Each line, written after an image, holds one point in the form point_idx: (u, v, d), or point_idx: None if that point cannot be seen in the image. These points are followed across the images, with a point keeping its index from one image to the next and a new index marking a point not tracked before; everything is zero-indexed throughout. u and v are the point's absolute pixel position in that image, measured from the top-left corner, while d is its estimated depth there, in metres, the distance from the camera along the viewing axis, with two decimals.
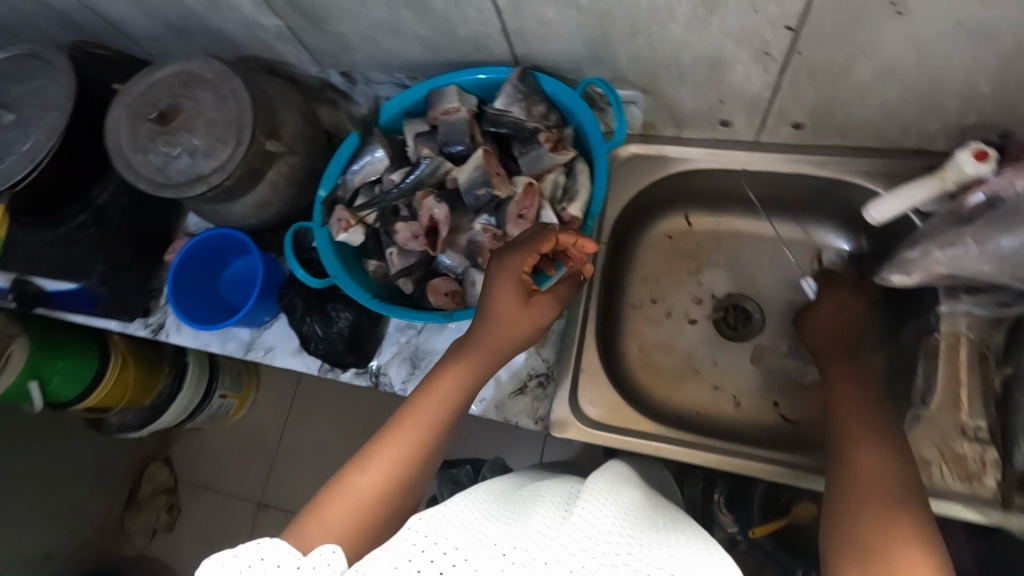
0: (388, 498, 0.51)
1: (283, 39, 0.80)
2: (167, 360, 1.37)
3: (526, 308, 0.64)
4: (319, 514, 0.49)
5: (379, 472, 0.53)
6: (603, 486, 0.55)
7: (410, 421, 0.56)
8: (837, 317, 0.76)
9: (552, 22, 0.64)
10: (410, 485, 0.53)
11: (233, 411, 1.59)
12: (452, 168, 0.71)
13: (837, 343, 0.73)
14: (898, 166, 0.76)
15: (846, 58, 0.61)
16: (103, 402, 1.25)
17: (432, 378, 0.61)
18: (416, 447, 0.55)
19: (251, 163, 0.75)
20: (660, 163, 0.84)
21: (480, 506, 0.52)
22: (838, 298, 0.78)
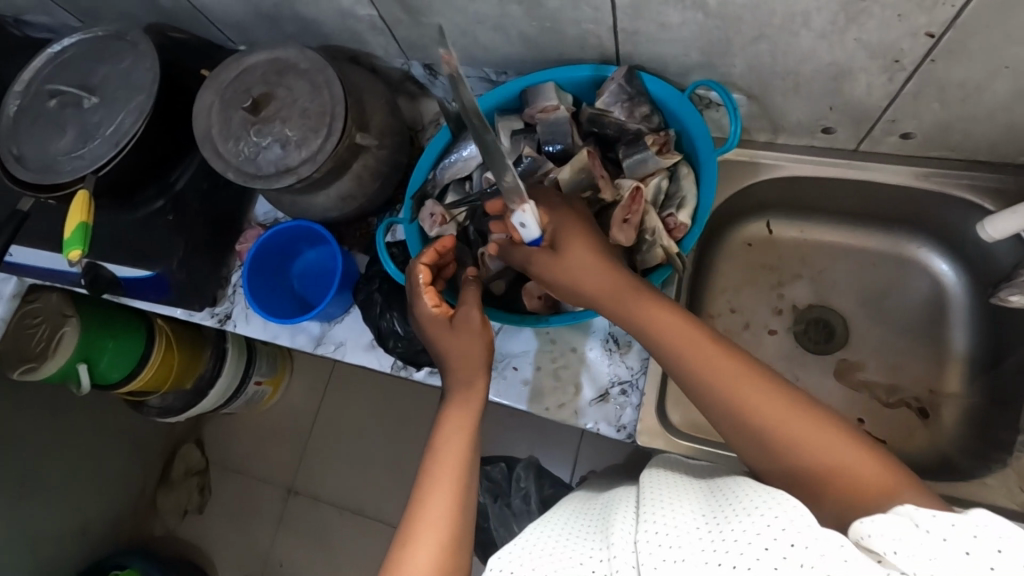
0: (452, 546, 0.52)
1: (373, 30, 0.79)
2: (209, 344, 1.36)
3: (468, 327, 0.62)
4: None
5: (430, 534, 0.53)
6: (661, 497, 0.54)
7: (444, 468, 0.57)
8: (576, 244, 0.60)
9: (673, 24, 0.62)
10: (462, 530, 0.54)
11: (267, 397, 1.58)
12: (552, 168, 0.69)
13: (588, 253, 0.59)
14: (1007, 183, 0.73)
15: (980, 70, 0.59)
16: (147, 384, 1.24)
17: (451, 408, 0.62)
18: (454, 493, 0.55)
19: (341, 155, 0.73)
20: (751, 169, 0.81)
21: (546, 552, 0.52)
22: (572, 232, 0.60)
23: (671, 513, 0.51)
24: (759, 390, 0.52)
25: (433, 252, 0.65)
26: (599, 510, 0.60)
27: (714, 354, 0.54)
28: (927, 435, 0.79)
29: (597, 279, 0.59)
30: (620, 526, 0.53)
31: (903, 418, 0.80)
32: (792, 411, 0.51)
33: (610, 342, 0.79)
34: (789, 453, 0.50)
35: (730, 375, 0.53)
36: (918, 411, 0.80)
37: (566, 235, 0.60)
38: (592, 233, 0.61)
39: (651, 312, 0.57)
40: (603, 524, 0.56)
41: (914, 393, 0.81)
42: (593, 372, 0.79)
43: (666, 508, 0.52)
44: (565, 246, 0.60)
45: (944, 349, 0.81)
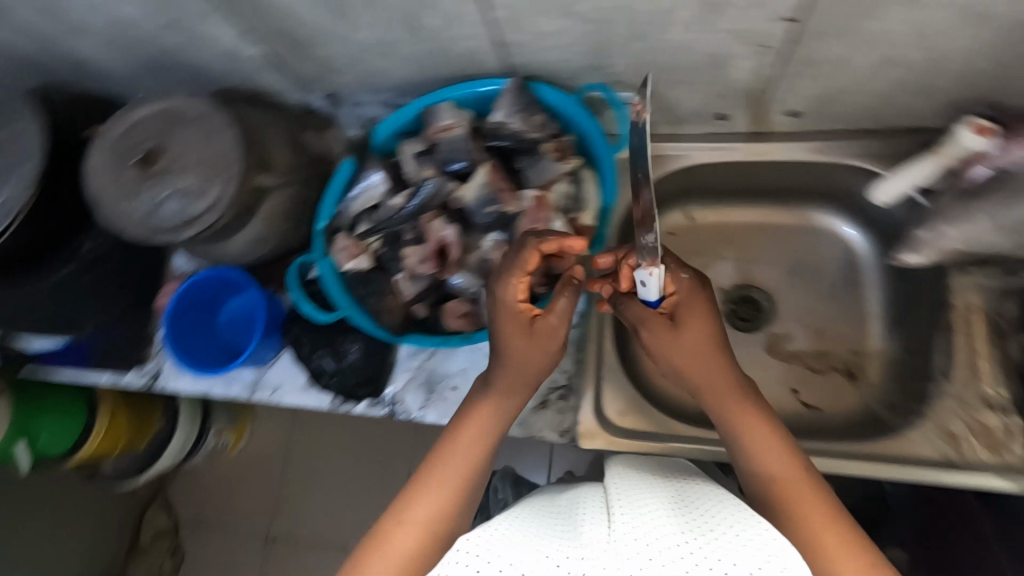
0: (431, 535, 0.54)
1: (264, 67, 0.78)
2: (161, 402, 1.31)
3: (531, 337, 0.60)
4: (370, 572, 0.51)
5: (415, 528, 0.54)
6: (636, 492, 0.56)
7: (433, 482, 0.57)
8: (695, 321, 0.61)
9: (550, 32, 0.63)
10: (444, 527, 0.55)
11: (231, 445, 1.53)
12: (456, 188, 0.70)
13: (697, 348, 0.60)
14: (894, 146, 0.76)
15: (844, 47, 0.61)
16: (96, 452, 1.20)
17: (462, 422, 0.61)
18: (447, 494, 0.57)
19: (245, 198, 0.72)
20: (659, 162, 0.83)
21: (520, 537, 0.53)
22: (693, 316, 0.61)
23: (647, 512, 0.52)
24: (795, 468, 0.55)
25: (556, 245, 0.61)
26: (561, 505, 0.60)
27: (782, 454, 0.55)
28: (855, 394, 0.81)
29: (691, 359, 0.60)
30: (594, 525, 0.54)
31: (833, 382, 0.83)
32: (823, 504, 0.52)
33: None
34: (790, 513, 0.52)
35: (771, 444, 0.56)
36: (845, 372, 0.83)
37: (686, 318, 0.61)
38: (718, 336, 0.61)
39: (722, 376, 0.60)
40: (570, 514, 0.57)
41: (840, 356, 0.84)
42: None
43: (641, 510, 0.53)
44: (682, 321, 0.61)
45: (863, 310, 0.85)
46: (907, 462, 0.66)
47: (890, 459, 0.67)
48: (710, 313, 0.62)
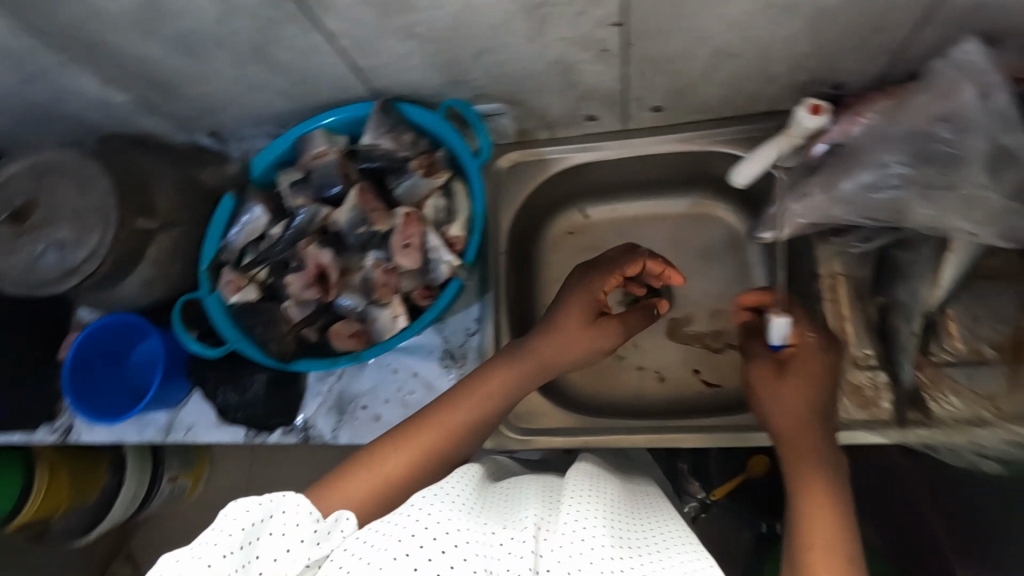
0: (416, 467, 0.61)
1: (139, 112, 0.79)
2: (106, 454, 1.24)
3: (597, 327, 0.72)
4: (348, 479, 0.59)
5: (402, 456, 0.61)
6: (585, 487, 0.57)
7: (432, 420, 0.65)
8: (790, 391, 0.64)
9: (400, 54, 0.66)
10: (430, 464, 0.62)
11: (190, 490, 1.42)
12: (331, 212, 0.71)
13: (796, 396, 0.63)
14: (754, 130, 0.81)
15: (676, 44, 0.66)
16: (39, 512, 1.16)
17: (468, 381, 0.69)
18: (444, 438, 0.64)
19: (127, 244, 0.73)
20: (542, 165, 0.86)
21: (466, 506, 0.54)
22: (805, 370, 0.65)
23: (589, 512, 0.53)
24: (822, 503, 0.55)
25: (639, 263, 0.74)
26: (501, 490, 0.61)
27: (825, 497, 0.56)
28: None
29: (789, 402, 0.63)
30: (540, 514, 0.54)
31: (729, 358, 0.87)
32: (839, 538, 0.52)
33: (447, 357, 0.82)
34: (798, 531, 0.54)
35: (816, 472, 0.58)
36: (741, 347, 0.87)
37: (795, 371, 0.65)
38: (825, 397, 0.63)
39: (804, 427, 0.61)
40: (509, 506, 0.58)
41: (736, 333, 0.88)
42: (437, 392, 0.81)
43: (585, 513, 0.53)
44: (799, 367, 0.65)
45: (752, 287, 0.89)
46: None
47: None
48: (821, 373, 0.64)
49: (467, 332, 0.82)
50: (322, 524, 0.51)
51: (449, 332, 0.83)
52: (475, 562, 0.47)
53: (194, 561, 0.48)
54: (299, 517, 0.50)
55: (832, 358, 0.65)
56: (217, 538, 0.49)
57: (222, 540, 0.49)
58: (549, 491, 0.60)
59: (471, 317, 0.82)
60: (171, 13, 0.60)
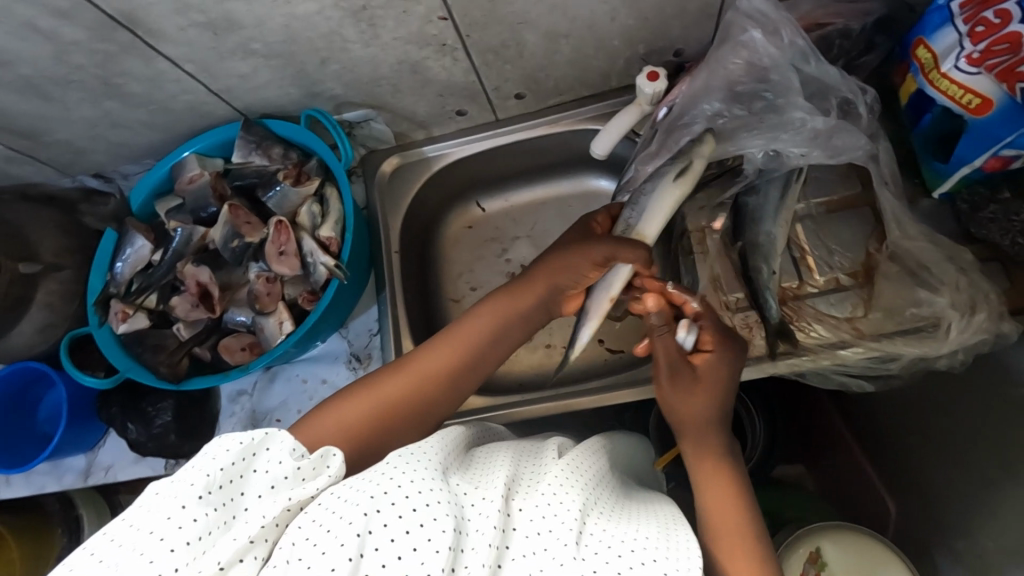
0: (415, 397, 0.61)
1: (13, 161, 0.80)
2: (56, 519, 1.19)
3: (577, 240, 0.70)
4: (347, 398, 0.59)
5: (400, 379, 0.61)
6: (569, 463, 0.56)
7: (435, 348, 0.64)
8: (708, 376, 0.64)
9: (247, 73, 0.69)
10: (428, 392, 0.61)
11: None
12: (206, 231, 0.74)
13: (701, 404, 0.64)
14: (614, 105, 0.85)
15: (508, 31, 0.69)
16: None
17: (455, 325, 0.66)
18: (443, 364, 0.63)
19: (8, 290, 0.73)
20: (425, 164, 0.89)
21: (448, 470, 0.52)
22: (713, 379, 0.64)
23: (568, 490, 0.52)
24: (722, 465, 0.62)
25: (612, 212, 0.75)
26: (477, 452, 0.60)
27: None
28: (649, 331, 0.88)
29: (689, 409, 0.64)
30: (512, 479, 0.53)
31: (630, 325, 0.90)
32: None
33: (354, 360, 0.84)
34: None
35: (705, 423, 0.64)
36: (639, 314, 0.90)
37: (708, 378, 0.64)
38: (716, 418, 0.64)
39: (703, 422, 0.63)
40: (481, 468, 0.56)
41: None
42: None
43: (564, 488, 0.52)
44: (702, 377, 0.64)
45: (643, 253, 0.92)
46: None
47: None
48: (726, 387, 0.65)
49: (370, 333, 0.85)
50: (306, 462, 0.49)
51: (353, 336, 0.85)
52: (445, 521, 0.45)
53: (168, 499, 0.45)
54: (281, 455, 0.48)
55: (733, 371, 0.64)
56: (194, 477, 0.46)
57: (195, 476, 0.45)
58: (525, 457, 0.59)
59: (372, 319, 0.85)
60: (8, 57, 0.62)
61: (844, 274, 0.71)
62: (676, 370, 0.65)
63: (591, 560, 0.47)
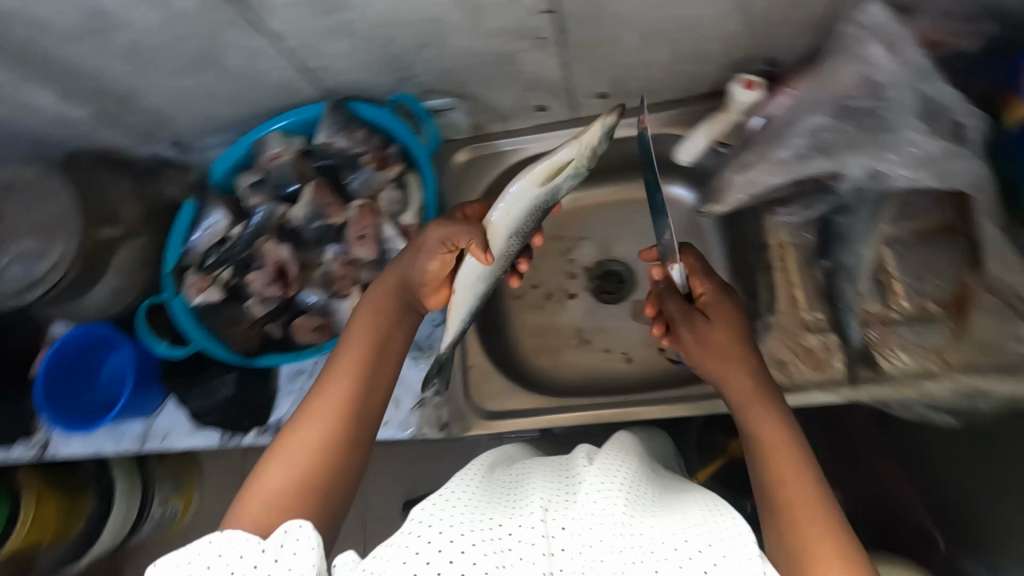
0: (328, 447, 0.54)
1: (99, 126, 0.82)
2: (91, 480, 1.22)
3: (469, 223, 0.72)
4: (251, 488, 0.51)
5: (303, 439, 0.54)
6: (599, 471, 0.54)
7: (328, 391, 0.58)
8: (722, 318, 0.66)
9: (341, 54, 0.69)
10: (337, 441, 0.55)
11: (177, 520, 1.38)
12: (287, 209, 0.75)
13: (722, 355, 0.63)
14: (698, 111, 0.84)
15: (607, 28, 0.68)
16: (25, 543, 1.13)
17: (333, 356, 0.61)
18: (341, 404, 0.57)
19: (89, 253, 0.74)
20: (498, 158, 0.88)
21: (469, 509, 0.51)
22: (721, 318, 0.65)
23: (607, 499, 0.50)
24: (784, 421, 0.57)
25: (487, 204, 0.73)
26: (506, 482, 0.58)
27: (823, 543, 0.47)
28: None
29: (712, 350, 0.64)
30: (548, 499, 0.51)
31: None
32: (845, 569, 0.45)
33: (416, 351, 0.82)
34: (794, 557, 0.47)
35: (736, 372, 0.62)
36: None
37: (718, 319, 0.65)
38: (745, 339, 0.64)
39: (727, 358, 0.63)
40: (513, 497, 0.54)
41: None
42: (405, 383, 0.80)
43: (605, 501, 0.50)
44: (713, 318, 0.66)
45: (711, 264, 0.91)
46: None
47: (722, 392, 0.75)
48: (736, 317, 0.66)
49: (432, 322, 0.83)
50: (269, 543, 0.44)
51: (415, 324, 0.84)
52: (485, 562, 0.45)
53: None
54: (242, 547, 0.44)
55: (734, 307, 0.67)
56: None
57: None
58: (557, 476, 0.56)
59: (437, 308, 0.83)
60: (116, 24, 0.62)
61: (932, 303, 0.68)
62: (687, 314, 0.67)
63: (649, 561, 0.45)
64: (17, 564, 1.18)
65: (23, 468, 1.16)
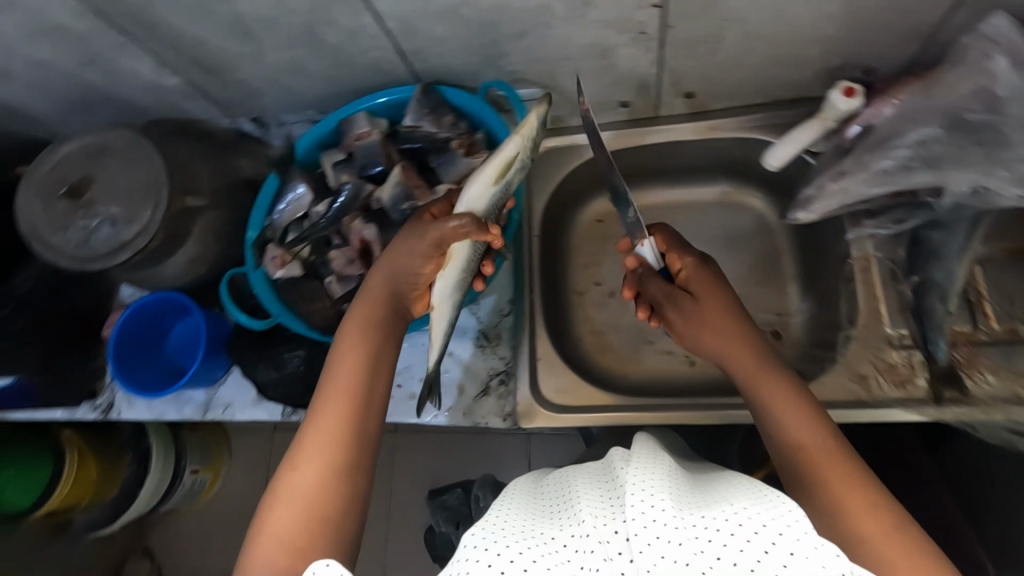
0: (333, 469, 0.53)
1: (186, 96, 0.82)
2: (125, 447, 1.24)
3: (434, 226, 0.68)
4: (264, 528, 0.50)
5: (309, 468, 0.53)
6: (641, 467, 0.51)
7: (327, 410, 0.56)
8: (712, 297, 0.64)
9: (440, 37, 0.69)
10: (342, 463, 0.54)
11: (207, 487, 1.40)
12: (374, 189, 0.76)
13: (717, 332, 0.62)
14: (782, 117, 0.83)
15: (710, 26, 0.67)
16: (65, 501, 1.15)
17: (326, 374, 0.59)
18: (341, 425, 0.55)
19: (174, 220, 0.75)
20: (574, 151, 0.88)
21: (513, 531, 0.50)
22: (708, 294, 0.65)
23: (653, 496, 0.47)
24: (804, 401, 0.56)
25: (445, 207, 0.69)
26: (553, 491, 0.57)
27: (862, 501, 0.48)
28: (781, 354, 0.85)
29: (707, 328, 0.63)
30: (600, 511, 0.49)
31: None
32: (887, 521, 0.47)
33: (482, 338, 0.83)
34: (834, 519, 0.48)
35: (735, 346, 0.61)
36: (772, 334, 0.86)
37: (704, 296, 0.65)
38: (737, 311, 0.63)
39: (722, 335, 0.62)
40: (560, 512, 0.53)
41: (767, 319, 0.87)
42: (472, 372, 0.82)
43: (650, 494, 0.47)
44: (700, 295, 0.65)
45: (782, 273, 0.89)
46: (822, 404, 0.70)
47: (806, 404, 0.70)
48: (722, 287, 0.65)
49: (501, 313, 0.84)
50: None
51: (482, 313, 0.84)
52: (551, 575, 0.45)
53: None
54: None
55: (715, 277, 0.66)
56: None
57: None
58: (601, 481, 0.54)
59: (505, 299, 0.85)
60: None
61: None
62: (671, 295, 0.67)
63: (710, 550, 0.43)
64: (54, 514, 1.21)
65: (67, 428, 1.17)
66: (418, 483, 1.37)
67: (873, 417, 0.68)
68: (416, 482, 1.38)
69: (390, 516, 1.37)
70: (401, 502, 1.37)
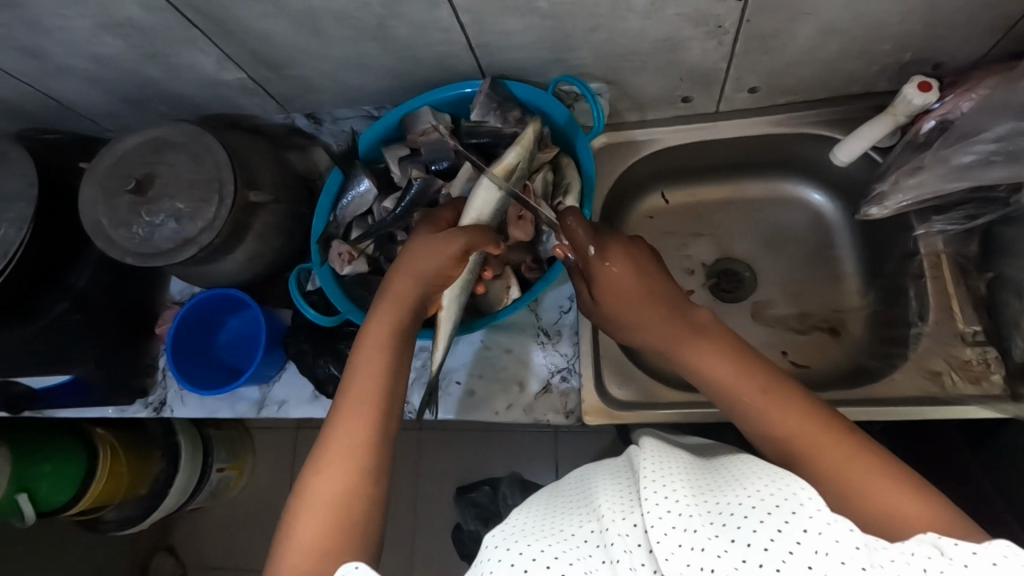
0: (359, 471, 0.52)
1: (244, 91, 0.82)
2: (158, 444, 1.23)
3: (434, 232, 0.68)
4: (291, 538, 0.49)
5: (330, 473, 0.52)
6: (653, 461, 0.50)
7: (349, 415, 0.55)
8: (621, 294, 0.64)
9: (514, 31, 0.68)
10: (366, 464, 0.53)
11: (233, 482, 1.39)
12: (443, 185, 0.76)
13: (656, 320, 0.63)
14: (846, 113, 0.82)
15: (789, 19, 0.66)
16: (98, 500, 1.12)
17: (348, 379, 0.58)
18: (363, 429, 0.54)
19: (238, 216, 0.74)
20: (633, 148, 0.88)
21: (542, 531, 0.49)
22: (626, 280, 0.64)
23: (666, 490, 0.46)
24: (741, 374, 0.57)
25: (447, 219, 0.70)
26: (577, 487, 0.56)
27: (847, 458, 0.50)
28: (840, 350, 0.84)
29: (643, 319, 0.63)
30: (618, 505, 0.48)
31: (818, 341, 0.85)
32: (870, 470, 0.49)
33: (542, 335, 0.83)
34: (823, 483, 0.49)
35: (672, 331, 0.62)
36: (830, 330, 0.86)
37: (623, 284, 0.64)
38: (661, 290, 0.64)
39: (658, 324, 0.63)
40: (585, 506, 0.52)
41: (824, 316, 0.87)
42: (533, 368, 0.82)
43: (666, 489, 0.46)
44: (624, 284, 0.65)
45: (839, 269, 0.89)
46: (894, 401, 0.70)
47: (877, 400, 0.70)
48: (648, 269, 0.66)
49: (562, 309, 0.84)
50: None
51: (542, 310, 0.84)
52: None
53: None
54: None
55: (633, 256, 0.66)
56: None
57: None
58: (621, 475, 0.53)
59: (565, 295, 0.84)
60: None
61: None
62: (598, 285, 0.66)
63: (724, 534, 0.42)
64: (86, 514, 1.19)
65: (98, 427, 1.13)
66: (448, 481, 1.36)
67: (948, 413, 0.68)
68: (445, 480, 1.37)
69: (420, 513, 1.36)
70: (431, 500, 1.36)
